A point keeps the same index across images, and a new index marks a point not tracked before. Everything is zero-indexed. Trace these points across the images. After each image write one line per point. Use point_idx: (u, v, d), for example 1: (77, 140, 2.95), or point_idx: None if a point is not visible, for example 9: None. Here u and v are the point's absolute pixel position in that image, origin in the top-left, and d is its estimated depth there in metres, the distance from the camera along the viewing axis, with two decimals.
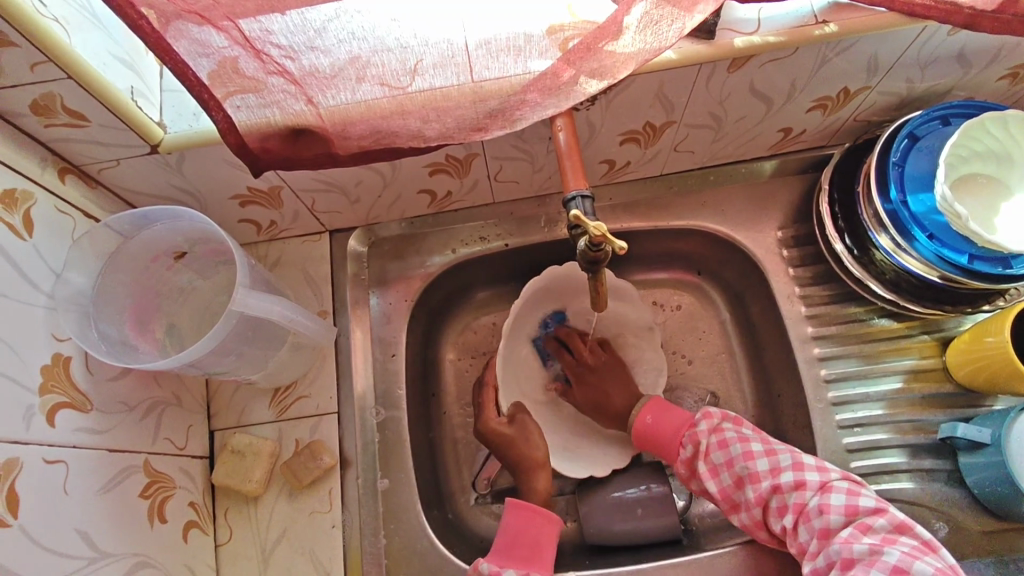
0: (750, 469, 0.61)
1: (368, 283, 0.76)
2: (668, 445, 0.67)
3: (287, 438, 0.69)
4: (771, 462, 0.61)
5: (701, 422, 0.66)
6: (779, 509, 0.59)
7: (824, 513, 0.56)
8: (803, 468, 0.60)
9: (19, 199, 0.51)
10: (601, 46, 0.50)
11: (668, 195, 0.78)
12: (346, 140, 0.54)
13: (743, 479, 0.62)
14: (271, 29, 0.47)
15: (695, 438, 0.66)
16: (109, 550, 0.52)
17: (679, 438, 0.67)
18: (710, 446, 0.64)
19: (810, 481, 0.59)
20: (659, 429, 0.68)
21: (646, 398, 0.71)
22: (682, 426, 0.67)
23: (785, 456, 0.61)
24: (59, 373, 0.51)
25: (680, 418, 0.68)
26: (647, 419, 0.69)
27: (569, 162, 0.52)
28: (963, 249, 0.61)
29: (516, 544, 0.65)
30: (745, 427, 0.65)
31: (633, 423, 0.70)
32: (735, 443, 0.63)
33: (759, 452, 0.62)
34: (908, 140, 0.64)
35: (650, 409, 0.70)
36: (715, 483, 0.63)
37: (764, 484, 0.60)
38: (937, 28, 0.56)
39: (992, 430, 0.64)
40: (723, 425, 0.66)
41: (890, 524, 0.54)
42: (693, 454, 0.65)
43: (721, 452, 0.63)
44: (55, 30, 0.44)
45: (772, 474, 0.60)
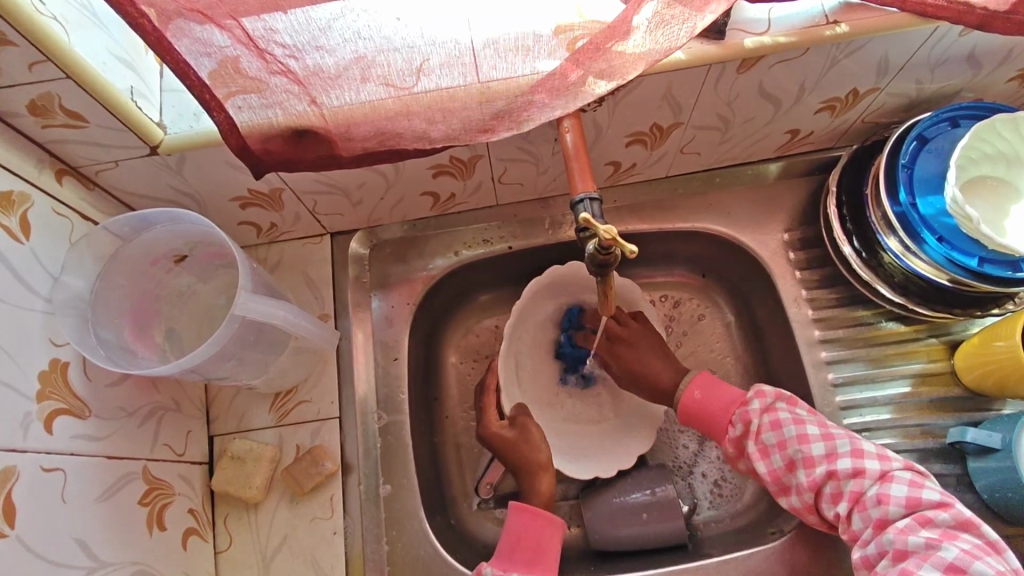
0: (804, 453, 0.60)
1: (369, 286, 0.75)
2: (717, 421, 0.66)
3: (288, 443, 0.68)
4: (827, 446, 0.59)
5: (753, 401, 0.64)
6: (834, 495, 0.58)
7: (882, 503, 0.55)
8: (862, 455, 0.58)
9: (16, 201, 0.49)
10: (610, 47, 0.49)
11: (674, 196, 0.77)
12: (350, 141, 0.53)
13: (796, 462, 0.60)
14: (275, 28, 0.46)
15: (746, 416, 0.64)
16: (108, 560, 0.51)
17: (729, 415, 0.65)
18: (763, 426, 0.63)
19: (869, 469, 0.57)
20: (706, 405, 0.66)
21: (693, 373, 0.69)
22: (732, 403, 0.65)
23: (843, 442, 0.59)
24: (57, 378, 0.50)
25: (729, 395, 0.66)
26: (695, 394, 0.67)
27: (576, 164, 0.51)
28: (973, 253, 0.61)
29: (519, 547, 0.64)
30: (798, 409, 0.63)
31: (679, 398, 0.68)
32: (789, 424, 0.61)
33: (815, 436, 0.60)
34: (917, 142, 0.63)
35: (698, 385, 0.68)
36: (765, 464, 0.62)
37: (819, 470, 0.59)
38: (950, 28, 0.55)
39: (1002, 434, 0.63)
40: (775, 404, 0.64)
41: (953, 519, 0.53)
42: (743, 432, 0.64)
43: (774, 433, 0.61)
44: (53, 28, 0.43)
45: (829, 459, 0.59)
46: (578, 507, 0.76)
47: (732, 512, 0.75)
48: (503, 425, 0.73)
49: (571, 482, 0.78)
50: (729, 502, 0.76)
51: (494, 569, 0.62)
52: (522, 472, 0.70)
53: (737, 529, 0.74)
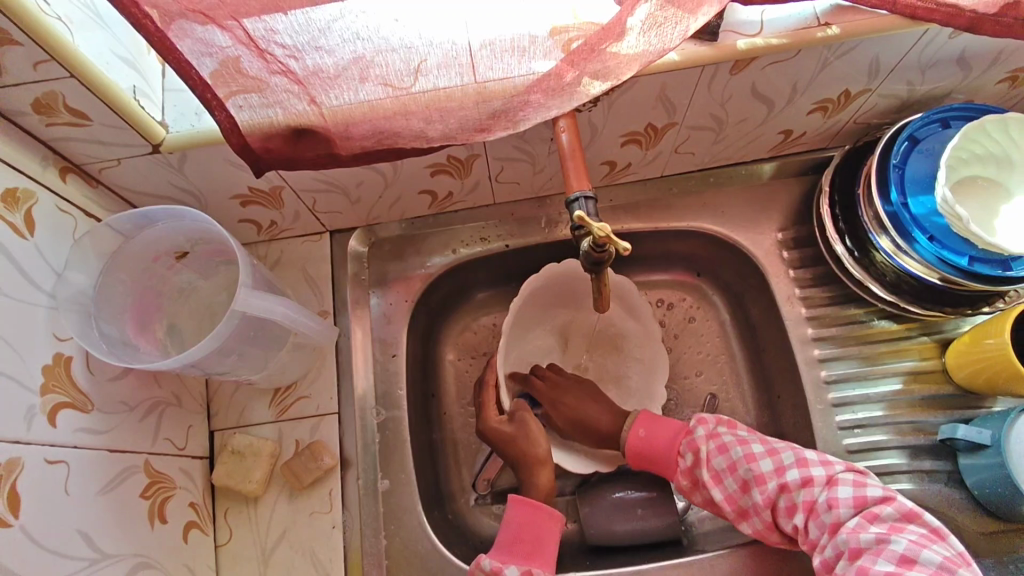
0: (754, 471, 0.61)
1: (368, 283, 0.76)
2: (666, 459, 0.66)
3: (287, 438, 0.69)
4: (774, 461, 0.61)
5: (697, 428, 0.66)
6: (788, 508, 0.59)
7: (832, 508, 0.56)
8: (807, 464, 0.59)
9: (21, 197, 0.50)
10: (605, 47, 0.50)
11: (669, 196, 0.78)
12: (348, 140, 0.54)
13: (748, 482, 0.61)
14: (276, 29, 0.47)
15: (693, 445, 0.64)
16: (110, 551, 0.52)
17: (676, 448, 0.65)
18: (711, 453, 0.63)
19: (816, 476, 0.58)
20: (653, 441, 0.67)
21: (635, 412, 0.69)
22: (676, 435, 0.66)
23: (787, 455, 0.61)
24: (61, 372, 0.51)
25: (672, 427, 0.67)
26: (640, 432, 0.68)
27: (572, 163, 0.52)
28: (963, 252, 0.62)
29: (518, 539, 0.64)
30: (740, 431, 0.64)
31: (626, 438, 0.68)
32: (735, 446, 0.62)
33: (760, 453, 0.61)
34: (908, 142, 0.64)
35: (642, 422, 0.68)
36: (720, 490, 0.62)
37: (771, 485, 0.60)
38: (939, 31, 0.56)
39: (992, 431, 0.64)
40: (718, 429, 0.65)
41: (898, 512, 0.55)
42: (693, 463, 0.64)
43: (723, 457, 0.63)
44: (57, 28, 0.44)
45: (778, 474, 0.60)
46: (574, 503, 0.77)
47: None
48: (503, 420, 0.73)
49: (567, 478, 0.79)
50: None
51: (493, 561, 0.63)
52: (518, 467, 0.71)
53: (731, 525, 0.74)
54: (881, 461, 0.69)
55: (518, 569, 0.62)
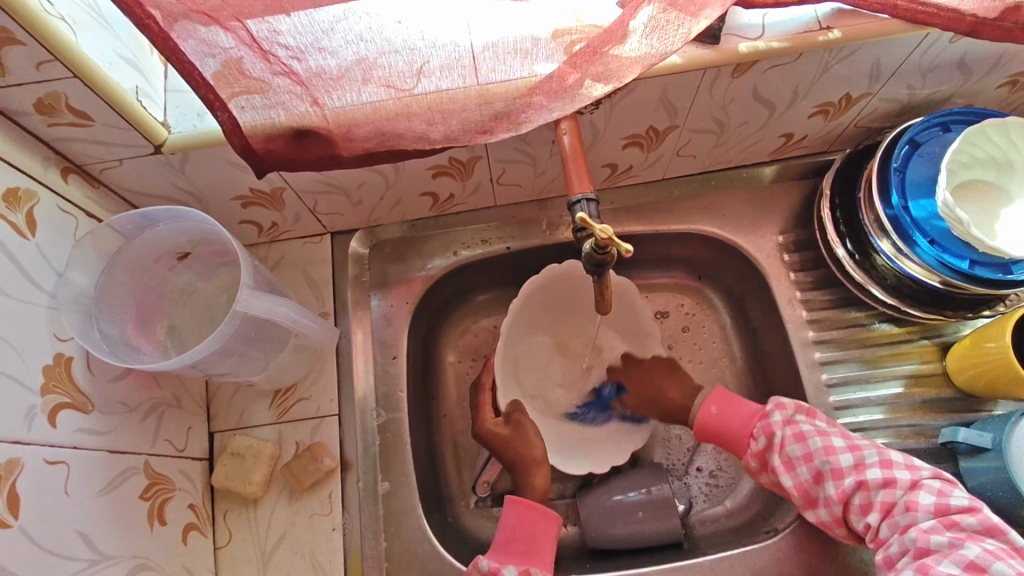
0: (831, 464, 0.61)
1: (369, 285, 0.76)
2: (739, 435, 0.68)
3: (287, 441, 0.69)
4: (855, 457, 0.61)
5: (774, 414, 0.66)
6: (863, 506, 0.59)
7: (909, 509, 0.56)
8: (891, 466, 0.59)
9: (22, 197, 0.50)
10: (608, 50, 0.50)
11: (670, 199, 0.78)
12: (351, 141, 0.54)
13: (823, 473, 0.61)
14: (279, 29, 0.47)
15: (768, 428, 0.66)
16: (109, 553, 0.52)
17: (750, 428, 0.67)
18: (785, 439, 0.64)
19: (899, 478, 0.58)
20: (725, 419, 0.69)
21: (708, 391, 0.71)
22: (751, 418, 0.68)
23: (870, 453, 0.60)
24: (61, 372, 0.51)
25: (748, 409, 0.69)
26: (713, 408, 0.70)
27: (573, 165, 0.52)
28: (964, 255, 0.62)
29: (513, 539, 0.65)
30: (821, 421, 0.65)
31: (698, 415, 0.71)
32: (814, 437, 0.63)
33: (841, 448, 0.61)
34: (908, 146, 0.65)
35: (714, 401, 0.70)
36: (790, 477, 0.63)
37: (848, 480, 0.60)
38: (940, 35, 0.56)
39: (993, 435, 0.64)
40: (798, 417, 0.65)
41: (980, 524, 0.53)
42: (766, 446, 0.65)
43: (799, 445, 0.63)
44: (61, 29, 0.44)
45: (857, 469, 0.60)
46: (574, 505, 0.77)
47: (726, 511, 0.76)
48: (498, 422, 0.73)
49: (567, 481, 0.79)
50: (723, 501, 0.77)
51: (490, 561, 0.63)
52: (519, 468, 0.71)
53: (732, 529, 0.74)
54: None
55: (515, 570, 0.62)
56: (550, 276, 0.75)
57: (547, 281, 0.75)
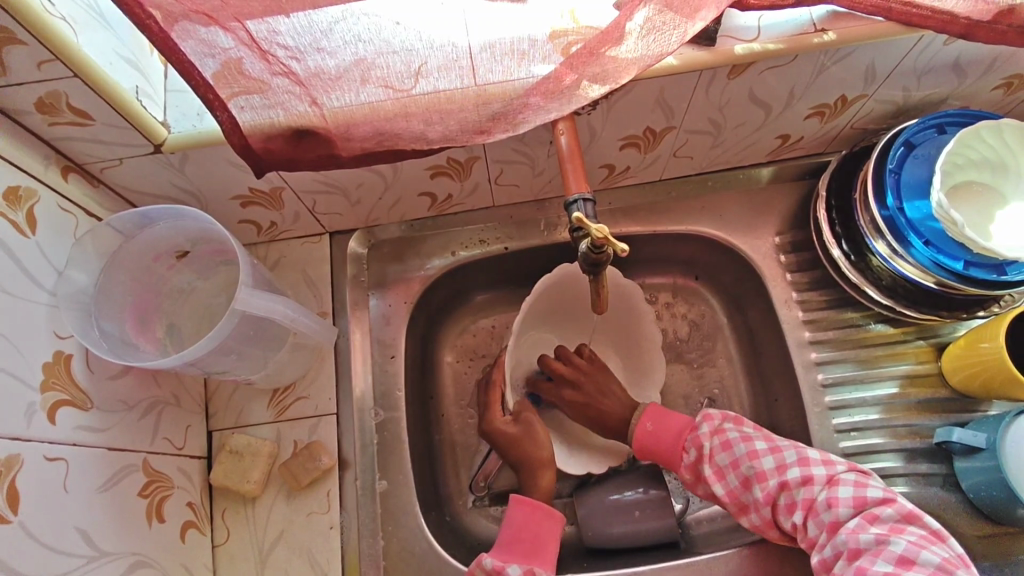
0: (756, 468, 0.61)
1: (368, 285, 0.76)
2: (672, 452, 0.67)
3: (285, 439, 0.69)
4: (777, 459, 0.61)
5: (702, 424, 0.66)
6: (788, 506, 0.59)
7: (832, 506, 0.57)
8: (808, 463, 0.60)
9: (23, 196, 0.51)
10: (604, 51, 0.50)
11: (667, 200, 0.79)
12: (349, 141, 0.55)
13: (750, 479, 0.61)
14: (278, 30, 0.48)
15: (698, 440, 0.65)
16: (108, 549, 0.52)
17: (682, 442, 0.67)
18: (715, 449, 0.64)
19: (818, 475, 0.59)
20: (659, 436, 0.68)
21: (643, 406, 0.71)
22: (683, 430, 0.67)
23: (790, 453, 0.61)
24: (61, 370, 0.51)
25: (680, 423, 0.68)
26: (648, 425, 0.69)
27: (571, 165, 0.53)
28: (959, 256, 0.62)
29: (518, 539, 0.65)
30: (747, 427, 0.65)
31: (634, 432, 0.69)
32: (739, 443, 0.63)
33: (763, 451, 0.62)
34: (904, 147, 0.65)
35: (650, 417, 0.69)
36: (722, 485, 0.63)
37: (771, 483, 0.60)
38: (934, 37, 0.57)
39: (987, 434, 0.64)
40: (722, 424, 0.66)
41: (898, 513, 0.55)
42: (697, 457, 0.65)
43: (727, 454, 0.63)
44: (62, 29, 0.44)
45: (779, 471, 0.60)
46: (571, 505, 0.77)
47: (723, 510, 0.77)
48: (507, 420, 0.73)
49: (565, 480, 0.79)
50: None
51: (494, 560, 0.63)
52: (517, 467, 0.71)
53: (729, 528, 0.75)
54: (876, 465, 0.69)
55: (520, 568, 0.62)
56: (561, 276, 0.73)
57: (561, 280, 0.74)
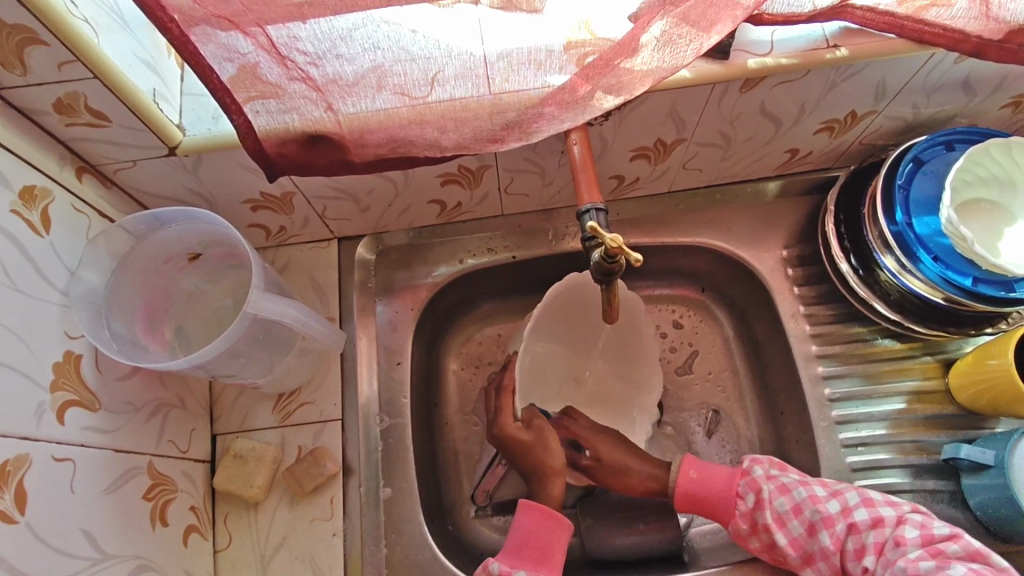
0: (821, 513, 0.60)
1: (375, 291, 0.76)
2: (724, 503, 0.64)
3: (290, 444, 0.69)
4: (840, 502, 0.60)
5: (754, 469, 0.65)
6: (857, 552, 0.58)
7: (900, 544, 0.56)
8: (874, 505, 0.59)
9: (38, 195, 0.51)
10: (619, 63, 0.51)
11: (674, 211, 0.79)
12: (363, 147, 0.56)
13: (815, 524, 0.60)
14: (299, 36, 0.48)
15: (754, 485, 0.63)
16: (111, 552, 0.52)
17: (735, 489, 0.64)
18: (772, 494, 0.62)
19: (885, 516, 0.58)
20: (707, 483, 0.65)
21: (681, 456, 0.67)
22: (733, 477, 0.65)
23: (853, 495, 0.61)
24: (70, 370, 0.51)
25: (725, 470, 0.66)
26: (690, 473, 0.66)
27: (583, 175, 0.53)
28: (968, 272, 0.62)
29: (526, 545, 0.64)
30: (798, 473, 0.64)
31: (675, 482, 0.66)
32: (797, 487, 0.62)
33: (825, 495, 0.61)
34: (913, 163, 0.65)
35: (691, 464, 0.66)
36: (784, 534, 0.61)
37: (839, 527, 0.59)
38: (945, 55, 0.57)
39: (996, 451, 0.64)
40: (773, 471, 0.65)
41: (964, 550, 0.54)
42: (754, 505, 0.63)
43: (785, 498, 0.62)
44: (84, 30, 0.44)
45: (844, 515, 0.59)
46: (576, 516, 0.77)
47: None
48: (518, 427, 0.71)
49: None
50: None
51: (501, 564, 0.63)
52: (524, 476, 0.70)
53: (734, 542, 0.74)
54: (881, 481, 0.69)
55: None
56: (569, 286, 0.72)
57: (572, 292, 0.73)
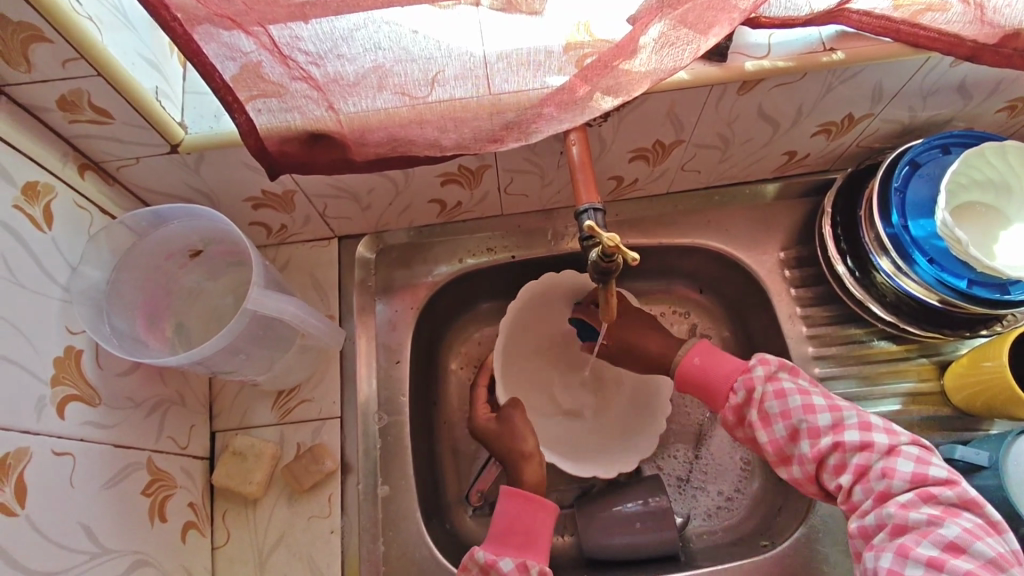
0: (809, 423, 0.59)
1: (375, 290, 0.77)
2: (717, 387, 0.65)
3: (289, 442, 0.69)
4: (834, 417, 0.59)
5: (756, 367, 0.64)
6: (837, 466, 0.58)
7: (887, 477, 0.55)
8: (870, 429, 0.58)
9: (40, 191, 0.51)
10: (618, 64, 0.52)
11: (672, 213, 0.80)
12: (363, 146, 0.56)
13: (799, 432, 0.60)
14: (300, 36, 0.48)
15: (749, 383, 0.63)
16: (110, 546, 0.52)
17: (729, 382, 0.64)
18: (766, 395, 0.62)
19: (877, 442, 0.57)
20: (705, 370, 0.66)
21: (693, 340, 0.69)
22: (733, 372, 0.65)
23: (850, 415, 0.59)
24: (71, 365, 0.51)
25: (728, 364, 0.66)
26: (695, 360, 0.67)
27: (581, 175, 0.54)
28: (963, 275, 0.63)
29: (511, 532, 0.64)
30: (802, 379, 0.63)
31: (678, 362, 0.68)
32: (795, 394, 0.61)
33: (820, 407, 0.60)
34: (909, 166, 0.66)
35: (698, 351, 0.68)
36: (767, 433, 0.61)
37: (824, 441, 0.58)
38: (941, 60, 0.58)
39: (990, 453, 0.64)
40: (778, 373, 0.63)
41: (957, 497, 0.53)
42: (745, 400, 0.63)
43: (778, 402, 0.61)
44: (88, 28, 0.45)
45: (834, 431, 0.58)
46: (572, 516, 0.77)
47: (722, 523, 0.77)
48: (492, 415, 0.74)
49: (565, 490, 0.79)
50: (723, 515, 0.77)
51: (487, 553, 0.62)
52: (511, 463, 0.70)
53: (729, 541, 0.75)
54: None
55: (513, 561, 0.61)
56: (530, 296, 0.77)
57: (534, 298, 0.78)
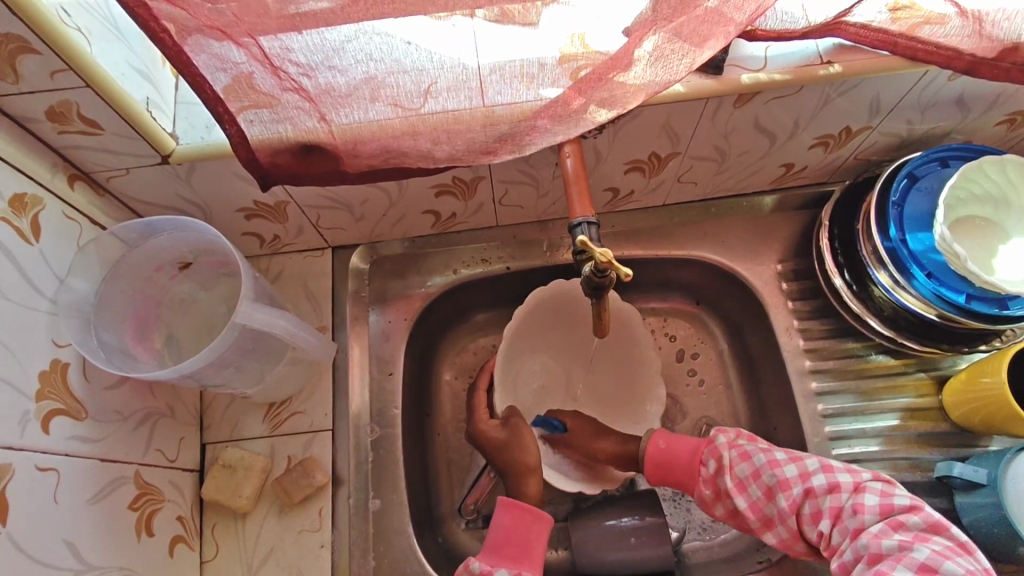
0: (778, 478, 0.60)
1: (368, 301, 0.76)
2: (689, 468, 0.64)
3: (279, 455, 0.68)
4: (798, 467, 0.60)
5: (717, 437, 0.65)
6: (813, 516, 0.58)
7: (858, 513, 0.55)
8: (833, 471, 0.59)
9: (28, 203, 0.51)
10: (612, 77, 0.51)
11: (669, 224, 0.79)
12: (356, 158, 0.55)
13: (772, 489, 0.60)
14: (291, 46, 0.48)
15: (716, 453, 0.64)
16: (95, 563, 0.51)
17: (699, 457, 0.65)
18: (732, 459, 0.62)
19: (843, 482, 0.58)
20: (675, 451, 0.66)
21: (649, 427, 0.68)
22: (698, 446, 0.65)
23: (812, 461, 0.60)
24: (57, 379, 0.51)
25: (692, 440, 0.67)
26: (660, 442, 0.67)
27: (576, 188, 0.53)
28: (961, 289, 0.62)
29: (507, 543, 0.63)
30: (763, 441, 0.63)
31: (645, 450, 0.67)
32: (758, 453, 0.62)
33: (784, 460, 0.61)
34: (907, 179, 0.65)
35: (660, 435, 0.67)
36: (743, 498, 0.61)
37: (796, 491, 0.59)
38: (938, 73, 0.58)
39: (988, 470, 0.63)
40: (737, 438, 0.64)
41: (924, 522, 0.53)
42: (716, 470, 0.63)
43: (745, 464, 0.62)
44: (76, 39, 0.45)
45: (803, 480, 0.59)
46: (566, 530, 0.76)
47: (720, 539, 0.76)
48: (493, 424, 0.72)
49: (560, 503, 0.78)
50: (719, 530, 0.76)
51: (482, 564, 0.62)
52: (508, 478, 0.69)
53: (725, 557, 0.74)
54: None
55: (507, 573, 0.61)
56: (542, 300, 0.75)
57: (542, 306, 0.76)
